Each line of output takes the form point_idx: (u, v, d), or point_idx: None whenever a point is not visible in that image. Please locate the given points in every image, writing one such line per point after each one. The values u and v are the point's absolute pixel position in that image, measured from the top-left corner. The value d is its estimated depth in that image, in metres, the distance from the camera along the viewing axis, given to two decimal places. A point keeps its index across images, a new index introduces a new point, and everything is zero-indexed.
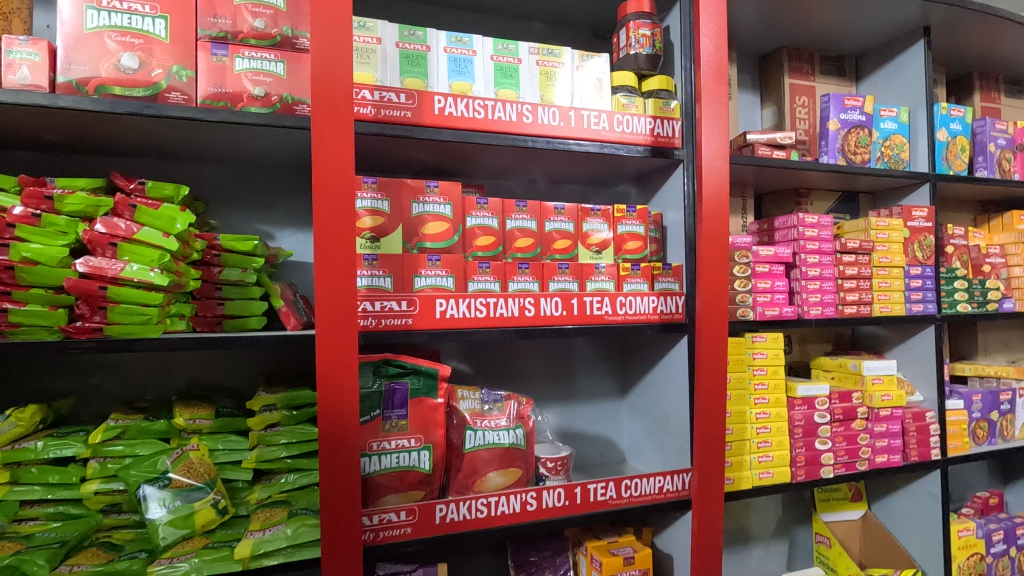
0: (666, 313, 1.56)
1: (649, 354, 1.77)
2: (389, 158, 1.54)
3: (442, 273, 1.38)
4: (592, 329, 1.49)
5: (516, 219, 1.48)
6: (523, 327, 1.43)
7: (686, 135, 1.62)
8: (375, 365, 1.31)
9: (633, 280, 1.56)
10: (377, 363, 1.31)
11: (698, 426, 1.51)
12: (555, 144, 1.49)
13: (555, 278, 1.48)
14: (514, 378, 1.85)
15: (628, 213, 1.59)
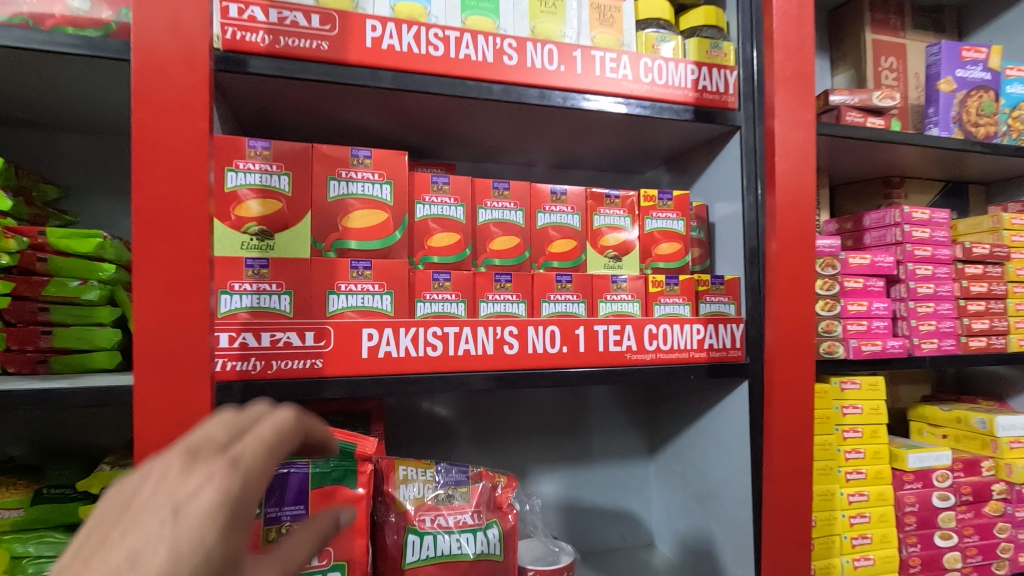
0: (716, 349, 1.06)
1: (691, 401, 1.26)
2: (316, 124, 1.08)
3: (375, 288, 0.90)
4: (608, 375, 1.00)
5: (492, 209, 1.00)
6: (500, 371, 0.94)
7: (744, 91, 1.12)
8: None
9: (668, 300, 1.06)
10: None
11: (769, 521, 1.00)
12: (552, 99, 1.01)
13: (551, 297, 0.99)
14: (504, 434, 1.34)
15: (661, 203, 1.09)
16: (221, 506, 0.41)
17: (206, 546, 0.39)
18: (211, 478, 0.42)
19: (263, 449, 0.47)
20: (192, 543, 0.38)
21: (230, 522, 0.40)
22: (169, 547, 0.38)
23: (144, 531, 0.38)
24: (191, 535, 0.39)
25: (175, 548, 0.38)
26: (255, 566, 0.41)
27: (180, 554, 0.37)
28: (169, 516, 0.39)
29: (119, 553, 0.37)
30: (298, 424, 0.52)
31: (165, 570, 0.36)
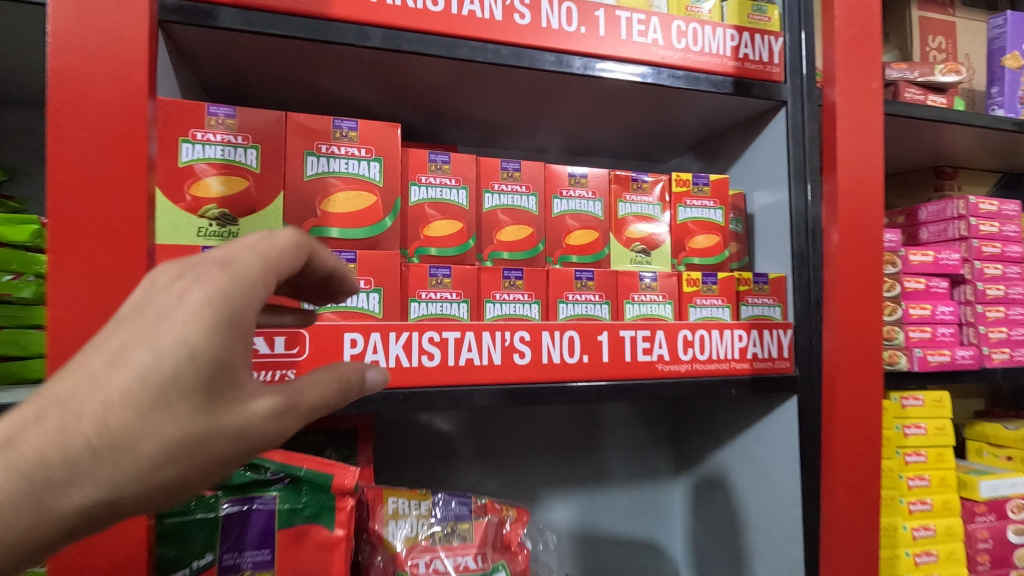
0: (761, 360, 0.91)
1: (727, 417, 1.11)
2: (298, 96, 0.94)
3: (361, 285, 0.75)
4: (636, 390, 0.85)
5: (500, 193, 0.85)
6: (509, 386, 0.79)
7: (789, 62, 0.97)
8: None
9: (705, 302, 0.91)
10: None
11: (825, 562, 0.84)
12: (571, 65, 0.86)
13: (568, 297, 0.84)
14: (512, 453, 1.19)
15: (696, 188, 0.94)
16: (202, 308, 0.38)
17: (183, 351, 0.37)
18: (199, 279, 0.39)
19: (260, 259, 0.42)
20: (173, 347, 0.37)
21: (213, 330, 0.38)
22: (148, 349, 0.37)
23: (122, 329, 0.38)
24: (167, 337, 0.37)
25: (155, 348, 0.37)
26: (256, 391, 0.41)
27: (161, 353, 0.37)
28: (154, 313, 0.38)
29: (95, 352, 0.37)
30: (301, 241, 0.46)
31: (138, 374, 0.36)
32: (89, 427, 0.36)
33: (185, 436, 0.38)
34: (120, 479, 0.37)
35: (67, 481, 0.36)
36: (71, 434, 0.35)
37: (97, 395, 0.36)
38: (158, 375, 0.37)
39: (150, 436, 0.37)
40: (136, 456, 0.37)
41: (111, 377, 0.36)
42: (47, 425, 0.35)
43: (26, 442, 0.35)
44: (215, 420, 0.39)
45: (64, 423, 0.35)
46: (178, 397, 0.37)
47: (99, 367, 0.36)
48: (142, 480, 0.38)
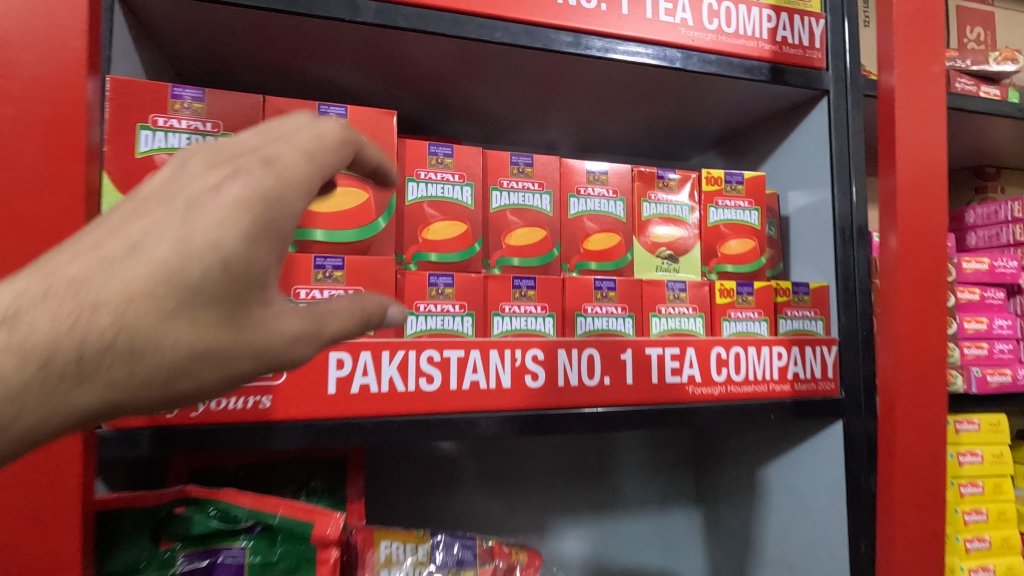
0: (803, 381, 0.81)
1: (758, 441, 1.00)
2: (284, 83, 0.84)
3: (350, 296, 0.65)
4: (664, 416, 0.74)
5: (509, 190, 0.75)
6: (520, 412, 0.69)
7: (832, 47, 0.87)
8: (164, 513, 0.57)
9: (740, 315, 0.80)
10: (163, 509, 0.57)
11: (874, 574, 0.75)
12: (590, 47, 0.76)
13: (586, 309, 0.74)
14: (519, 478, 1.09)
15: (729, 186, 0.83)
16: (242, 202, 0.38)
17: (221, 247, 0.36)
18: (242, 173, 0.39)
19: (302, 157, 0.42)
20: (203, 242, 0.36)
21: (244, 229, 0.37)
22: (177, 243, 0.35)
23: (155, 217, 0.37)
24: (205, 230, 0.36)
25: (184, 240, 0.36)
26: (284, 308, 0.39)
27: (189, 246, 0.36)
28: (186, 210, 0.37)
29: (123, 238, 0.35)
30: (342, 138, 0.46)
31: (172, 260, 0.35)
32: (108, 315, 0.33)
33: (200, 342, 0.36)
34: (136, 378, 0.35)
35: (84, 367, 0.33)
36: (86, 320, 0.33)
37: (120, 281, 0.34)
38: (183, 269, 0.35)
39: (168, 332, 0.35)
40: (150, 353, 0.35)
41: (134, 266, 0.35)
42: (63, 303, 0.33)
43: (40, 318, 0.33)
44: (242, 333, 0.37)
45: (80, 304, 0.33)
46: (200, 295, 0.36)
47: (125, 255, 0.35)
48: (157, 381, 0.35)
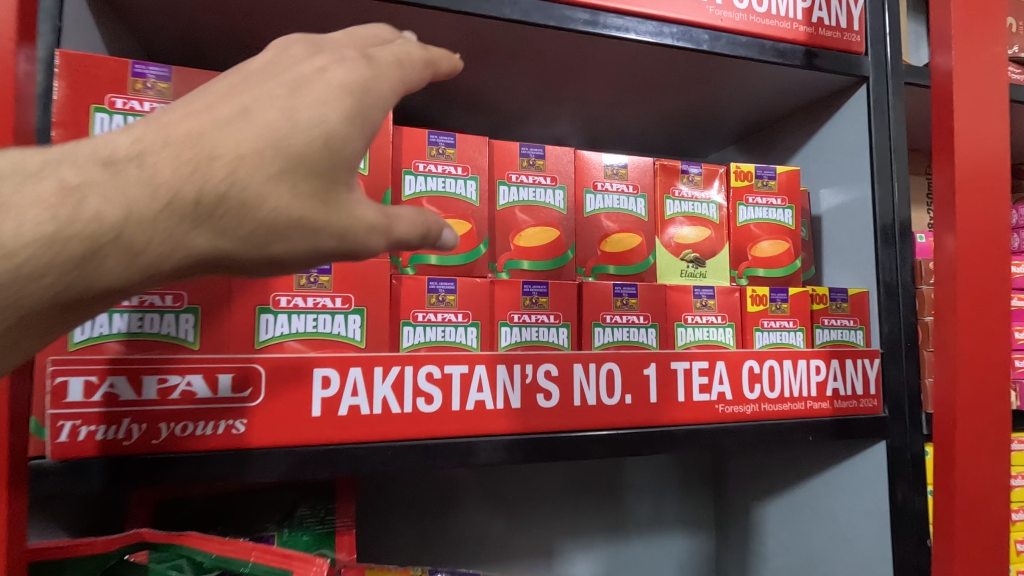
0: (843, 398, 0.73)
1: (785, 460, 0.92)
2: None
3: (338, 304, 0.57)
4: (692, 438, 0.66)
5: (518, 185, 0.67)
6: (531, 435, 0.61)
7: (871, 30, 0.80)
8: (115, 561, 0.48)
9: (773, 324, 0.72)
10: (115, 555, 0.48)
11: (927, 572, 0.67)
12: (607, 25, 0.68)
13: (604, 318, 0.66)
14: (525, 500, 1.00)
15: (760, 182, 0.75)
16: (346, 90, 0.36)
17: (324, 127, 0.35)
18: (344, 65, 0.37)
19: (399, 65, 0.39)
20: (308, 114, 0.34)
21: (350, 109, 0.36)
22: (284, 112, 0.34)
23: (261, 89, 0.35)
24: (311, 107, 0.35)
25: (292, 110, 0.34)
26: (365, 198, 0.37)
27: (297, 114, 0.34)
28: (292, 83, 0.36)
29: (230, 104, 0.34)
30: (430, 60, 0.41)
31: (278, 129, 0.33)
32: (221, 166, 0.32)
33: (296, 214, 0.34)
34: (229, 239, 0.33)
35: (186, 220, 0.32)
36: (199, 168, 0.32)
37: (226, 141, 0.33)
38: (291, 134, 0.34)
39: (271, 195, 0.33)
40: (252, 215, 0.33)
41: (243, 127, 0.33)
42: (178, 148, 0.32)
43: (155, 162, 0.31)
44: (330, 212, 0.35)
45: (193, 152, 0.32)
46: (304, 164, 0.34)
47: (235, 113, 0.34)
48: (248, 245, 0.34)
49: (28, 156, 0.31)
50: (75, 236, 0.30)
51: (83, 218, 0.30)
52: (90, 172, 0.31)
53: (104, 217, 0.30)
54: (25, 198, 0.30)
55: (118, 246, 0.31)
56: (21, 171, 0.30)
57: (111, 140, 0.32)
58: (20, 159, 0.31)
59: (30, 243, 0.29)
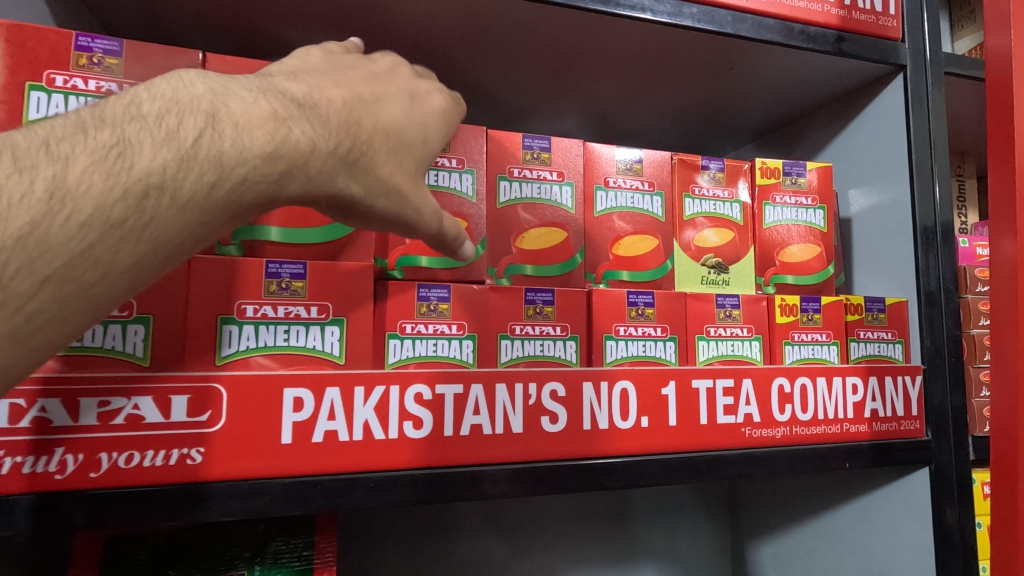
0: (882, 420, 0.65)
1: (812, 485, 0.84)
2: (247, 51, 0.68)
3: (315, 315, 0.50)
4: (717, 466, 0.59)
5: (521, 181, 0.60)
6: (535, 463, 0.53)
7: (908, 14, 0.73)
8: None
9: (804, 338, 0.65)
10: None
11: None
12: (620, 4, 0.61)
13: (618, 331, 0.59)
14: (526, 525, 0.93)
15: (789, 179, 0.68)
16: (444, 112, 0.46)
17: (426, 133, 0.44)
18: (437, 92, 0.47)
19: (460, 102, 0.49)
20: (421, 119, 0.43)
21: (444, 124, 0.45)
22: (406, 111, 0.42)
23: (390, 86, 0.43)
24: (421, 116, 0.44)
25: (409, 111, 0.43)
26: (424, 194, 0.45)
27: (413, 116, 0.43)
28: (405, 87, 0.44)
29: (369, 88, 0.41)
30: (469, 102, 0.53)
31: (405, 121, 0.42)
32: (368, 130, 0.39)
33: (402, 185, 0.41)
34: (358, 188, 0.38)
35: (342, 162, 0.37)
36: (353, 125, 0.38)
37: (372, 116, 0.40)
38: (410, 127, 0.42)
39: (392, 163, 0.40)
40: (378, 172, 0.39)
41: (380, 111, 0.41)
42: (338, 105, 0.38)
43: (323, 110, 0.37)
44: (419, 192, 0.42)
45: (349, 112, 0.38)
46: (414, 151, 0.42)
47: (370, 94, 0.40)
48: (365, 198, 0.39)
49: (225, 81, 0.34)
50: (278, 153, 0.33)
51: (287, 138, 0.33)
52: (283, 104, 0.35)
53: (300, 139, 0.34)
54: (237, 118, 0.33)
55: (300, 169, 0.34)
56: (229, 93, 0.33)
57: (284, 84, 0.36)
58: (223, 84, 0.34)
59: (250, 152, 0.32)
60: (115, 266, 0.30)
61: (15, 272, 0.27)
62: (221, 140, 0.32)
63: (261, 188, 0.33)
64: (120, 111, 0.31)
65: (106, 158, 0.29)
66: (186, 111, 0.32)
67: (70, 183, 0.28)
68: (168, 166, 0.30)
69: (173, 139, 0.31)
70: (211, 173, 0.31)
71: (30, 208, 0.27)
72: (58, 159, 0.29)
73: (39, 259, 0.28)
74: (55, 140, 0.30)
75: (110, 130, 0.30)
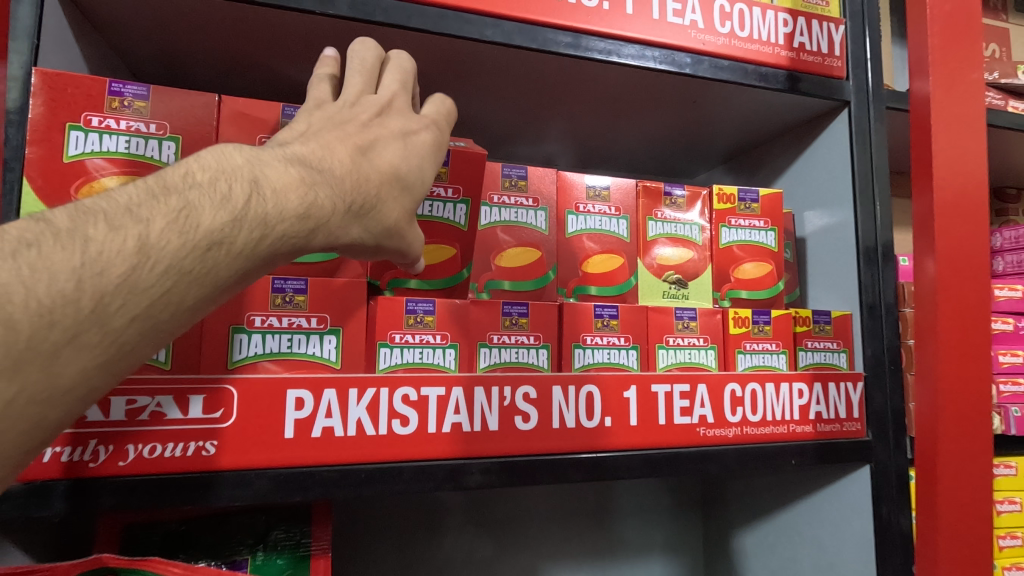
0: (826, 422, 0.72)
1: (773, 484, 0.91)
2: (256, 87, 0.76)
3: (315, 325, 0.57)
4: (674, 461, 0.65)
5: (500, 207, 0.68)
6: (509, 458, 0.60)
7: (853, 54, 0.81)
8: None
9: (755, 347, 0.72)
10: None
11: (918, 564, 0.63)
12: (590, 48, 0.68)
13: (585, 340, 0.66)
14: (509, 520, 0.99)
15: (743, 205, 0.76)
16: (438, 145, 0.52)
17: (423, 172, 0.50)
18: (428, 124, 0.53)
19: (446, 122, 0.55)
20: (416, 159, 0.50)
21: (435, 156, 0.52)
22: (405, 156, 0.49)
23: (390, 132, 0.49)
24: (417, 156, 0.50)
25: (406, 154, 0.49)
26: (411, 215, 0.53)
27: (410, 157, 0.49)
28: (399, 129, 0.49)
29: (371, 138, 0.47)
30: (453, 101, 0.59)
31: (403, 166, 0.48)
32: (375, 183, 0.45)
33: (400, 223, 0.48)
34: (368, 231, 0.45)
35: (356, 213, 0.44)
36: (363, 181, 0.44)
37: (378, 167, 0.46)
38: (409, 169, 0.49)
39: (394, 209, 0.47)
40: (382, 218, 0.46)
41: (383, 160, 0.47)
42: (349, 163, 0.44)
43: (338, 171, 0.43)
44: (411, 224, 0.50)
45: (358, 168, 0.45)
46: (411, 191, 0.49)
47: (372, 145, 0.47)
48: (372, 237, 0.46)
49: (257, 153, 0.40)
50: (309, 213, 0.39)
51: (316, 199, 0.40)
52: (308, 170, 0.41)
53: (326, 200, 0.40)
54: (275, 183, 0.38)
55: (326, 222, 0.41)
56: (264, 163, 0.39)
57: (302, 150, 0.42)
58: (256, 155, 0.39)
59: (289, 212, 0.38)
60: (183, 307, 0.35)
61: (112, 314, 0.32)
62: (266, 202, 0.37)
63: (295, 242, 0.39)
64: (179, 180, 0.36)
65: (177, 219, 0.34)
66: (233, 179, 0.37)
67: (153, 240, 0.33)
68: (227, 224, 0.35)
69: (227, 202, 0.36)
70: (259, 230, 0.37)
71: (123, 261, 0.32)
72: (139, 221, 0.33)
73: (129, 303, 0.32)
74: (130, 204, 0.34)
75: (176, 195, 0.35)
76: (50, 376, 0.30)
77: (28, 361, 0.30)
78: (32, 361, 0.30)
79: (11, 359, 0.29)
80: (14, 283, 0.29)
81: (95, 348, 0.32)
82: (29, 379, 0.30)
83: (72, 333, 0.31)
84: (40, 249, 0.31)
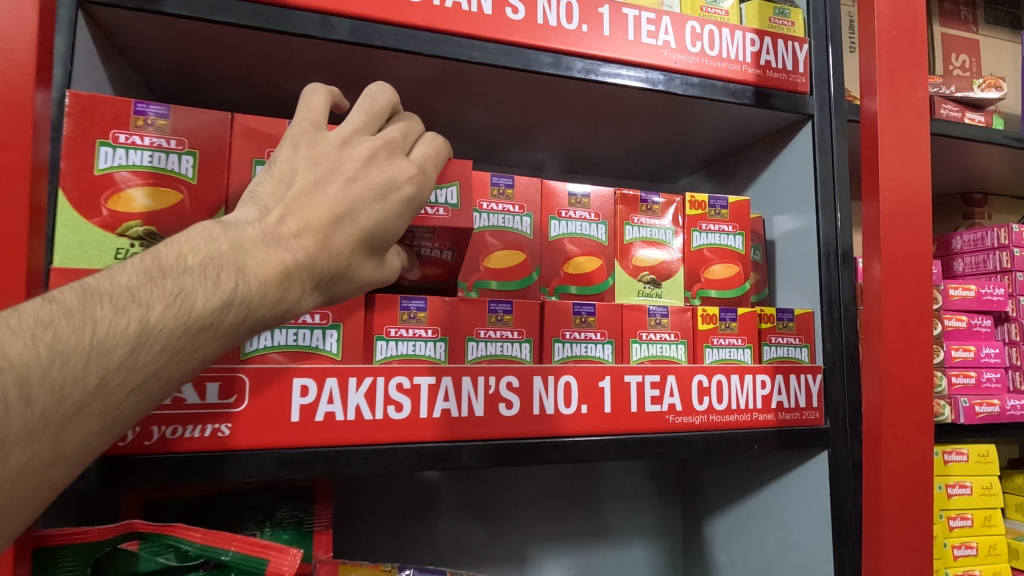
0: (787, 410, 0.79)
1: (743, 471, 0.98)
2: (264, 102, 0.82)
3: (318, 321, 0.63)
4: (645, 445, 0.72)
5: (489, 213, 0.74)
6: (493, 441, 0.66)
7: (815, 71, 0.87)
8: (105, 552, 0.52)
9: (722, 342, 0.78)
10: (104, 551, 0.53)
11: (865, 539, 0.69)
12: (570, 67, 0.75)
13: (564, 334, 0.72)
14: (498, 506, 1.05)
15: (713, 211, 0.82)
16: (413, 204, 0.52)
17: (393, 232, 0.51)
18: (410, 174, 0.52)
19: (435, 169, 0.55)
20: (389, 223, 0.50)
21: (409, 215, 0.52)
22: (377, 220, 0.49)
23: (362, 196, 0.48)
24: (390, 218, 0.50)
25: (380, 220, 0.49)
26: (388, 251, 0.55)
27: (385, 220, 0.50)
28: (379, 185, 0.50)
29: (346, 206, 0.48)
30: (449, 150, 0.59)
31: (374, 229, 0.49)
32: (346, 254, 0.48)
33: (369, 277, 0.51)
34: (335, 296, 0.50)
35: (325, 284, 0.48)
36: (333, 254, 0.47)
37: (348, 237, 0.48)
38: (380, 234, 0.50)
39: (361, 274, 0.50)
40: (348, 284, 0.50)
41: (354, 227, 0.48)
42: (322, 238, 0.46)
43: (312, 247, 0.46)
44: (379, 273, 0.52)
45: (329, 241, 0.47)
46: (380, 253, 0.51)
47: (347, 212, 0.48)
48: (339, 298, 0.50)
49: (241, 233, 0.44)
50: (282, 295, 0.45)
51: (289, 282, 0.45)
52: (285, 251, 0.45)
53: (297, 279, 0.45)
54: (255, 268, 0.43)
55: (296, 298, 0.46)
56: (248, 247, 0.44)
57: (281, 226, 0.45)
58: (240, 236, 0.44)
59: (265, 296, 0.43)
60: (171, 379, 0.41)
61: (111, 391, 0.38)
62: (246, 288, 0.43)
63: (268, 318, 0.45)
64: (174, 264, 0.41)
65: (171, 305, 0.40)
66: (222, 265, 0.42)
67: (151, 325, 0.39)
68: (216, 308, 0.41)
69: (214, 288, 0.41)
70: (240, 311, 0.42)
71: (124, 344, 0.38)
72: (140, 306, 0.39)
73: (125, 379, 0.38)
74: (132, 287, 0.39)
75: (171, 280, 0.40)
76: (59, 444, 0.36)
77: (43, 432, 0.35)
78: (46, 432, 0.35)
79: (26, 432, 0.35)
80: (33, 364, 0.35)
81: (96, 417, 0.38)
82: (39, 448, 0.35)
83: (79, 407, 0.36)
84: (53, 330, 0.36)
